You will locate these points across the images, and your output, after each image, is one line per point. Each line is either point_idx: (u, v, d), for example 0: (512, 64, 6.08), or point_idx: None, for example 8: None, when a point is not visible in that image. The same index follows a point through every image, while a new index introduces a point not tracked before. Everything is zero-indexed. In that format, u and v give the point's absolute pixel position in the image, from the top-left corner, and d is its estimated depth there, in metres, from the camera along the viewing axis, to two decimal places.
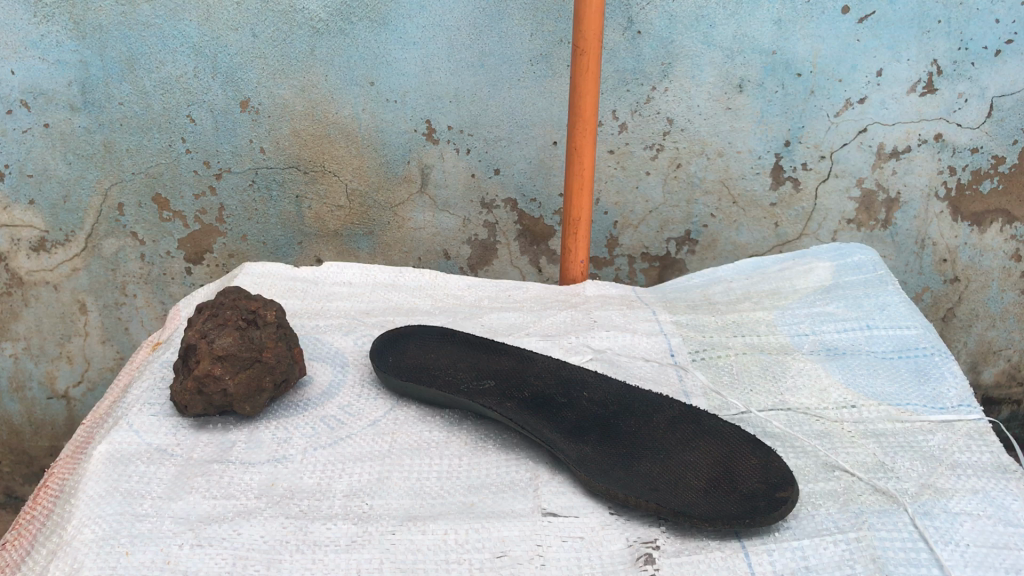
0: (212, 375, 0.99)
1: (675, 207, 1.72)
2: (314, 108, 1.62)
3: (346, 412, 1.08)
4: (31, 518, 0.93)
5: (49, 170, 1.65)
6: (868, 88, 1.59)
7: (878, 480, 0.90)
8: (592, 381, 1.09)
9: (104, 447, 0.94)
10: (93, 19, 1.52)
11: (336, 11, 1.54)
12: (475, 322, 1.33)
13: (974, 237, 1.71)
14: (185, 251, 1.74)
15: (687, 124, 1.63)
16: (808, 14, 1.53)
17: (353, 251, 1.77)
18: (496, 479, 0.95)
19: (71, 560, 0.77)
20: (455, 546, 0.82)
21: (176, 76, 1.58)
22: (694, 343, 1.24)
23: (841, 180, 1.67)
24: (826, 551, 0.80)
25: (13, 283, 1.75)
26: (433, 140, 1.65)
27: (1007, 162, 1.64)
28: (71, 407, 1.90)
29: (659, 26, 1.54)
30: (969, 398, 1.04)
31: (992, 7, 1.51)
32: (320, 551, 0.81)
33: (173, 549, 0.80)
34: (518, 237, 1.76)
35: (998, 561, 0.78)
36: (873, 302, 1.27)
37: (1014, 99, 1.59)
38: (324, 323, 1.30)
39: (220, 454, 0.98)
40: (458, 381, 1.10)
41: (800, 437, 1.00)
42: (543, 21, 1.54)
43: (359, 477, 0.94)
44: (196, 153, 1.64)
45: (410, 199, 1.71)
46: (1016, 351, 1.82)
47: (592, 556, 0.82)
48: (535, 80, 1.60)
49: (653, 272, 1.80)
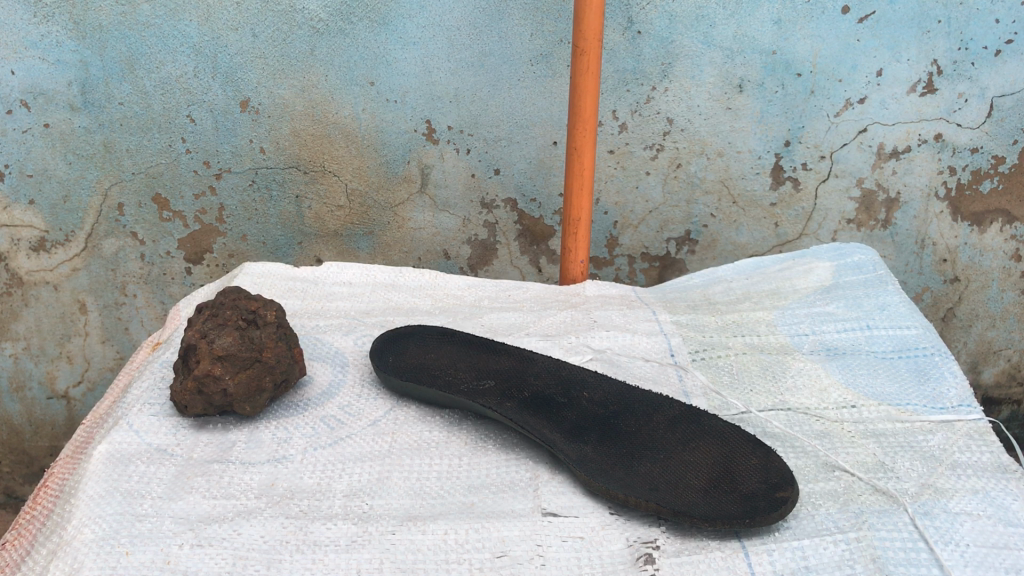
0: (212, 375, 0.99)
1: (675, 207, 1.72)
2: (314, 108, 1.62)
3: (346, 412, 1.08)
4: (31, 518, 0.93)
5: (49, 170, 1.64)
6: (868, 87, 1.59)
7: (878, 480, 0.90)
8: (592, 381, 1.09)
9: (103, 447, 0.94)
10: (93, 19, 1.52)
11: (336, 11, 1.54)
12: (475, 322, 1.33)
13: (974, 237, 1.71)
14: (185, 251, 1.74)
15: (687, 124, 1.63)
16: (808, 14, 1.53)
17: (353, 251, 1.77)
18: (496, 479, 0.95)
19: (72, 560, 0.77)
20: (455, 546, 0.82)
21: (176, 76, 1.58)
22: (694, 343, 1.24)
23: (841, 180, 1.67)
24: (826, 551, 0.80)
25: (13, 283, 1.75)
26: (433, 140, 1.65)
27: (1007, 162, 1.64)
28: (71, 407, 1.90)
29: (659, 26, 1.54)
30: (969, 398, 1.04)
31: (992, 6, 1.51)
32: (320, 551, 0.81)
33: (173, 549, 0.80)
34: (518, 237, 1.76)
35: (998, 561, 0.78)
36: (873, 302, 1.27)
37: (1014, 99, 1.59)
38: (324, 324, 1.30)
39: (220, 454, 0.97)
40: (458, 381, 1.10)
41: (801, 437, 1.00)
42: (543, 21, 1.54)
43: (359, 477, 0.94)
44: (196, 153, 1.64)
45: (410, 199, 1.71)
46: (1016, 351, 1.82)
47: (593, 556, 0.82)
48: (535, 80, 1.60)
49: (653, 273, 1.80)
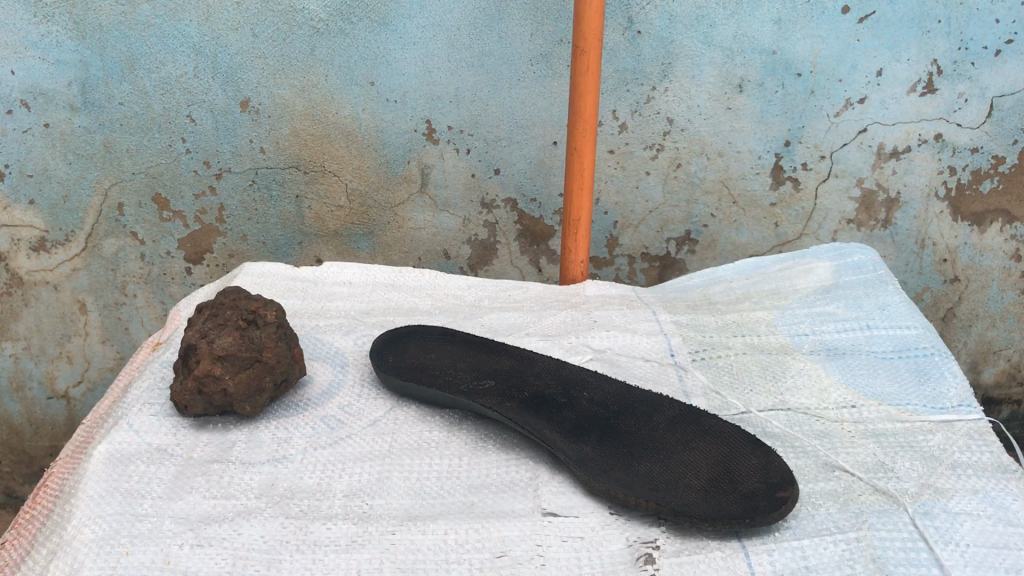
0: (212, 375, 0.99)
1: (675, 207, 1.72)
2: (314, 108, 1.62)
3: (346, 412, 1.08)
4: (31, 518, 0.93)
5: (49, 170, 1.65)
6: (869, 87, 1.59)
7: (879, 480, 0.90)
8: (592, 381, 1.09)
9: (104, 447, 0.94)
10: (93, 18, 1.52)
11: (336, 11, 1.54)
12: (475, 322, 1.33)
13: (974, 237, 1.71)
14: (185, 251, 1.74)
15: (688, 124, 1.63)
16: (808, 14, 1.53)
17: (353, 251, 1.77)
18: (497, 479, 0.95)
19: (72, 560, 0.77)
20: (455, 546, 0.82)
21: (177, 76, 1.57)
22: (694, 343, 1.24)
23: (841, 180, 1.67)
24: (826, 551, 0.80)
25: (13, 283, 1.75)
26: (433, 140, 1.65)
27: (1008, 162, 1.64)
28: (71, 407, 1.90)
29: (659, 26, 1.54)
30: (969, 398, 1.04)
31: (992, 6, 1.51)
32: (320, 551, 0.81)
33: (173, 550, 0.80)
34: (518, 237, 1.76)
35: (998, 561, 0.78)
36: (873, 302, 1.27)
37: (1013, 99, 1.59)
38: (324, 324, 1.30)
39: (220, 454, 0.97)
40: (458, 381, 1.09)
41: (801, 437, 1.00)
42: (543, 21, 1.54)
43: (359, 477, 0.94)
44: (196, 153, 1.64)
45: (410, 198, 1.71)
46: (1016, 351, 1.82)
47: (593, 556, 0.82)
48: (535, 80, 1.60)
49: (653, 272, 1.80)
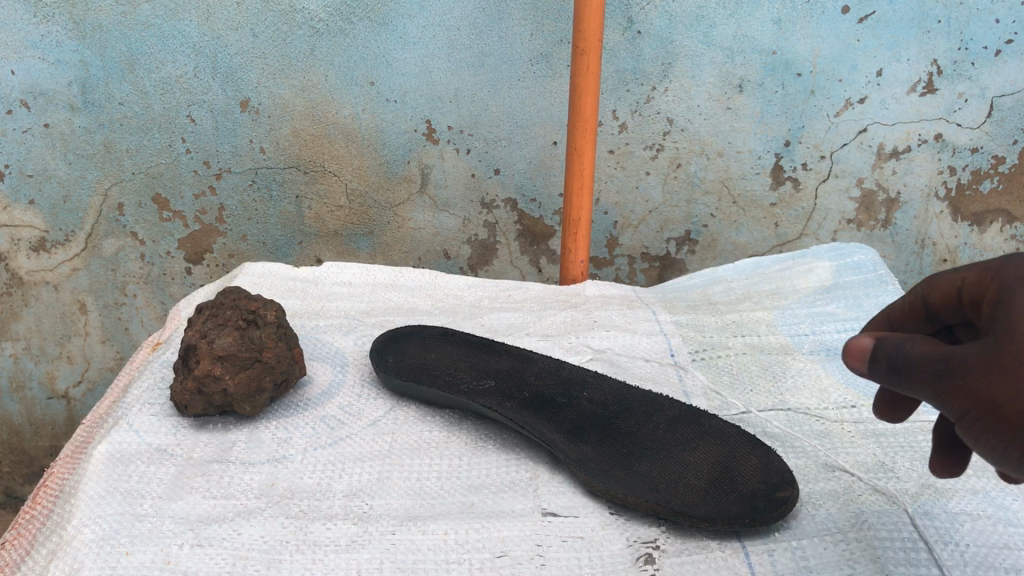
0: (212, 375, 0.99)
1: (676, 207, 1.72)
2: (315, 108, 1.62)
3: (346, 412, 1.08)
4: (31, 518, 0.93)
5: (49, 170, 1.65)
6: (869, 87, 1.59)
7: (879, 480, 0.90)
8: (592, 381, 1.09)
9: (104, 447, 0.94)
10: (93, 18, 1.52)
11: (336, 11, 1.54)
12: (475, 322, 1.33)
13: (974, 237, 1.71)
14: (185, 251, 1.75)
15: (688, 124, 1.63)
16: (809, 14, 1.53)
17: (353, 251, 1.77)
18: (497, 479, 0.95)
19: (72, 560, 0.77)
20: (455, 546, 0.82)
21: (177, 76, 1.57)
22: (694, 343, 1.24)
23: (841, 180, 1.67)
24: (826, 551, 0.80)
25: (13, 283, 1.75)
26: (433, 140, 1.65)
27: (1007, 162, 1.63)
28: (71, 407, 1.90)
29: (659, 26, 1.54)
30: None
31: (992, 6, 1.51)
32: (320, 551, 0.81)
33: (173, 549, 0.80)
34: (518, 237, 1.76)
35: (999, 561, 0.77)
36: (873, 302, 1.27)
37: (1014, 99, 1.58)
38: (324, 324, 1.30)
39: (220, 454, 0.97)
40: (458, 381, 1.09)
41: (800, 437, 1.00)
42: (543, 21, 1.54)
43: (359, 477, 0.94)
44: (196, 153, 1.64)
45: (410, 198, 1.71)
46: None
47: (593, 555, 0.82)
48: (535, 81, 1.60)
49: (653, 273, 1.80)
